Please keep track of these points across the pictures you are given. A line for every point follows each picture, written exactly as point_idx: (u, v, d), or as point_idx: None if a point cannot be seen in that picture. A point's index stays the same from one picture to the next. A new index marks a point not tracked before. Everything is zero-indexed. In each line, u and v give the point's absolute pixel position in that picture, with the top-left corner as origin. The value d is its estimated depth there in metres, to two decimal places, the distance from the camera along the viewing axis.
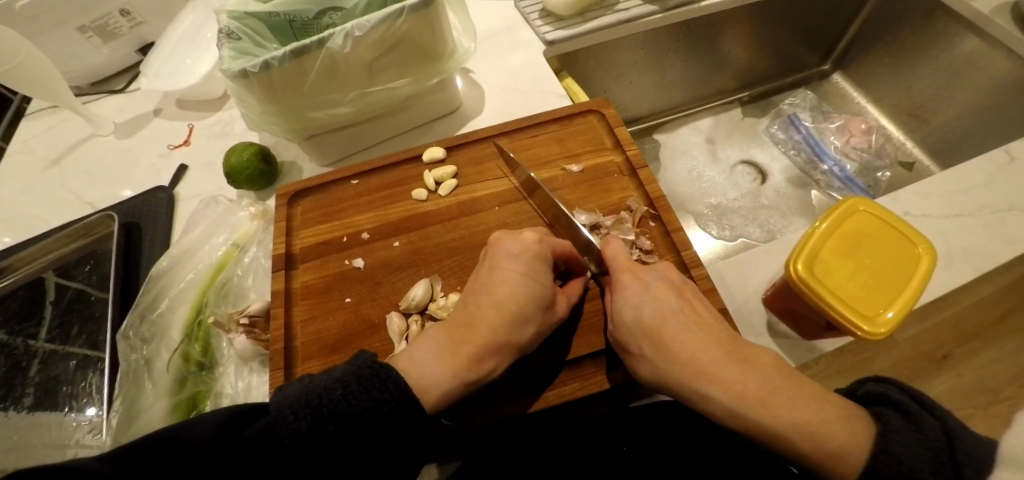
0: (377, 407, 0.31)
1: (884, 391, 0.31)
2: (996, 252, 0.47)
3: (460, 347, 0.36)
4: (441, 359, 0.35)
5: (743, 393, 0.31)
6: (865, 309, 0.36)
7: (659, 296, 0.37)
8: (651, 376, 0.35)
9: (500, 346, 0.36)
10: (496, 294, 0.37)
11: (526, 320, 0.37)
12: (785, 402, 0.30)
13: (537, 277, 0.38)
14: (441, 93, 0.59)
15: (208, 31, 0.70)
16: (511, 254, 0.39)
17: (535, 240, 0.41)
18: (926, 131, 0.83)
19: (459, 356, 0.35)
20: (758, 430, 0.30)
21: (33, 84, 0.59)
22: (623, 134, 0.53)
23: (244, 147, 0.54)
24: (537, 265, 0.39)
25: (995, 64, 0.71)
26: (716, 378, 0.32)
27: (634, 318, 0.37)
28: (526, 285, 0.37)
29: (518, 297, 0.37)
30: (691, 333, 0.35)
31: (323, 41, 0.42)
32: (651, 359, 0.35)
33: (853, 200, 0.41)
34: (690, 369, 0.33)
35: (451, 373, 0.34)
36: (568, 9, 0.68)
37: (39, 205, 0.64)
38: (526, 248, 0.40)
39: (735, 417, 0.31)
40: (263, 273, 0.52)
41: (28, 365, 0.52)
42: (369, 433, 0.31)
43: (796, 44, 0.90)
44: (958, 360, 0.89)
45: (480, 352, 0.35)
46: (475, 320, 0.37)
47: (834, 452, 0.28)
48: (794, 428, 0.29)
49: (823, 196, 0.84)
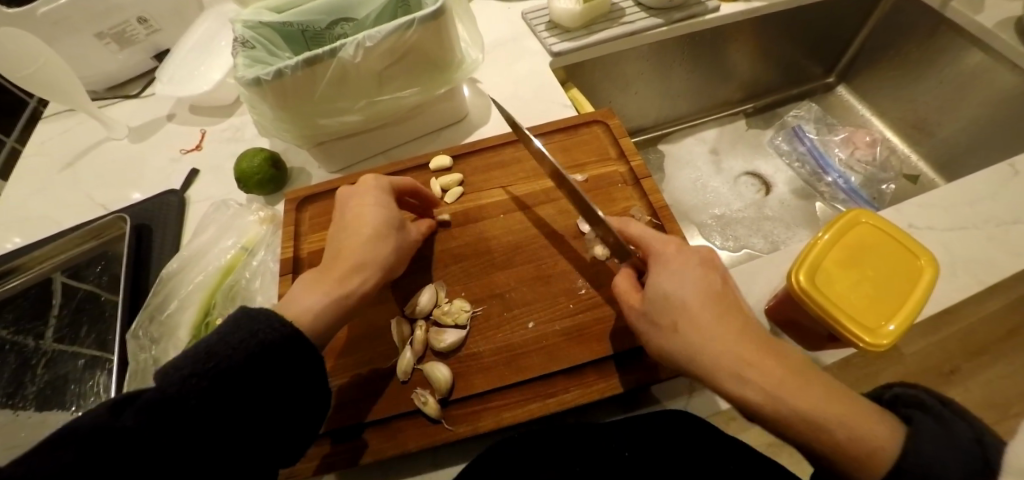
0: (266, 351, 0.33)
1: (912, 393, 0.30)
2: (1001, 265, 0.47)
3: (329, 278, 0.39)
4: (320, 295, 0.38)
5: (779, 381, 0.30)
6: (866, 320, 0.36)
7: (699, 276, 0.36)
8: (678, 353, 0.34)
9: (374, 263, 0.41)
10: (353, 226, 0.42)
11: (383, 239, 0.43)
12: (821, 394, 0.30)
13: (382, 205, 0.44)
14: (448, 102, 0.60)
15: (221, 39, 0.72)
16: (362, 193, 0.45)
17: (378, 179, 0.46)
18: (930, 143, 0.83)
19: (332, 284, 0.39)
20: (794, 422, 0.29)
21: (51, 89, 0.61)
22: (627, 144, 0.54)
23: (256, 152, 0.55)
24: (383, 195, 0.45)
25: (999, 78, 0.71)
26: (753, 363, 0.31)
27: (671, 296, 0.35)
28: (379, 212, 0.43)
29: (372, 224, 0.42)
30: (728, 318, 0.33)
31: (335, 52, 0.43)
32: (686, 334, 0.34)
33: (855, 212, 0.42)
34: (728, 351, 0.32)
35: (329, 298, 0.38)
36: (575, 20, 0.69)
37: (52, 206, 0.65)
38: (374, 186, 0.45)
39: (772, 403, 0.30)
40: (270, 276, 0.53)
41: (37, 363, 0.53)
42: (252, 384, 0.32)
43: (800, 57, 0.91)
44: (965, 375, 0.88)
45: (345, 272, 0.40)
46: (340, 253, 0.41)
47: (867, 452, 0.27)
48: (830, 420, 0.28)
49: (826, 208, 0.84)
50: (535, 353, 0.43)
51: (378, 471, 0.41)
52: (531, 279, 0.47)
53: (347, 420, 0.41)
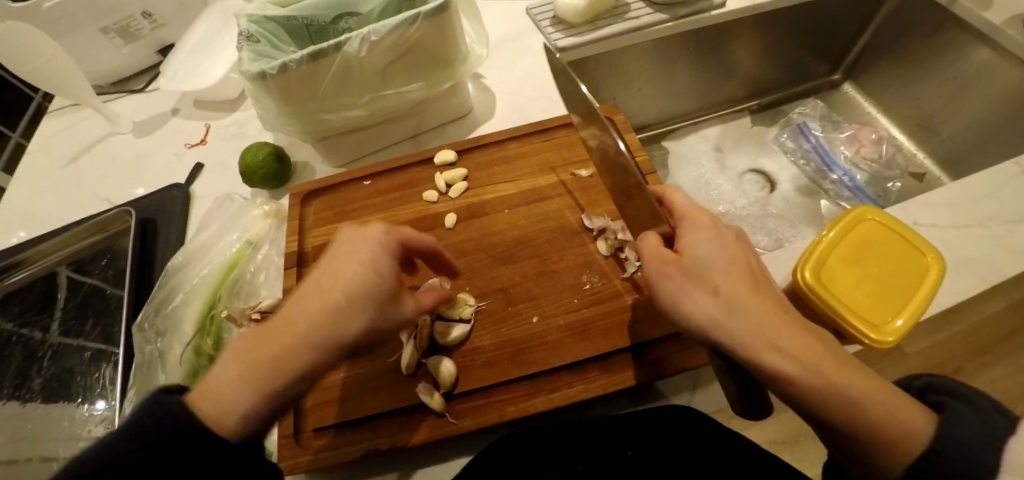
0: (181, 419, 0.24)
1: (945, 382, 0.27)
2: (1008, 263, 0.47)
3: (262, 352, 0.27)
4: (239, 372, 0.26)
5: (817, 351, 0.27)
6: (872, 317, 0.35)
7: (735, 247, 0.33)
8: (714, 317, 0.30)
9: (333, 342, 0.28)
10: (324, 283, 0.30)
11: (357, 312, 0.29)
12: (858, 373, 0.26)
13: (377, 267, 0.32)
14: (452, 97, 0.60)
15: (226, 34, 0.72)
16: (353, 243, 0.33)
17: (383, 232, 0.34)
18: (937, 141, 0.83)
19: (263, 359, 0.26)
20: (831, 398, 0.25)
21: (56, 83, 0.61)
22: (632, 141, 0.54)
23: (260, 146, 0.56)
24: (384, 257, 0.33)
25: (1007, 75, 0.70)
26: (793, 332, 0.28)
27: (711, 258, 0.32)
28: (359, 274, 0.30)
29: (349, 288, 0.30)
30: (767, 290, 0.30)
31: (340, 46, 0.43)
32: (727, 298, 0.30)
33: (862, 209, 0.41)
34: (772, 320, 0.28)
35: (253, 383, 0.26)
36: (579, 16, 0.69)
37: (57, 201, 0.65)
38: (372, 238, 0.33)
39: (810, 374, 0.26)
40: (274, 271, 0.54)
41: (43, 356, 0.53)
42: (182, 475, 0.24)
43: (806, 53, 0.90)
44: (970, 375, 0.88)
45: (287, 352, 0.27)
46: (289, 317, 0.28)
47: (901, 434, 0.24)
48: (867, 394, 0.25)
49: (831, 206, 0.84)
50: (540, 347, 0.43)
51: (381, 464, 0.41)
52: (534, 274, 0.47)
53: (351, 414, 0.41)
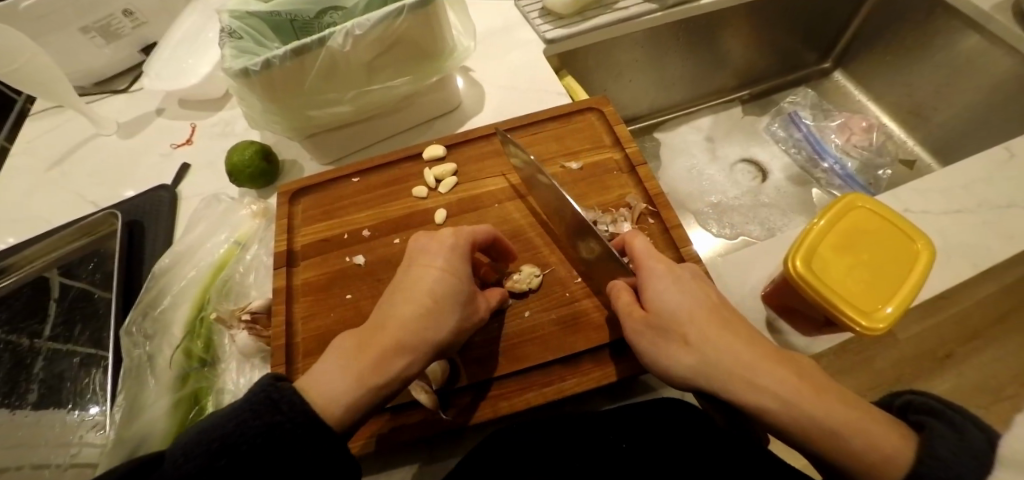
0: (297, 401, 0.29)
1: (925, 401, 0.30)
2: (997, 248, 0.47)
3: (366, 348, 0.33)
4: (344, 366, 0.32)
5: (797, 384, 0.30)
6: (863, 304, 0.36)
7: (696, 289, 0.36)
8: (693, 368, 0.33)
9: (422, 344, 0.34)
10: (410, 291, 0.36)
11: (440, 316, 0.35)
12: (835, 399, 0.30)
13: (452, 272, 0.37)
14: (440, 92, 0.59)
15: (210, 31, 0.71)
16: (428, 251, 0.39)
17: (454, 235, 0.40)
18: (927, 129, 0.83)
19: (365, 357, 0.33)
20: (808, 424, 0.29)
21: (37, 85, 0.60)
22: (623, 132, 0.54)
23: (246, 145, 0.55)
24: (457, 261, 0.38)
25: (997, 62, 0.70)
26: (770, 369, 0.31)
27: (675, 307, 0.35)
28: (442, 282, 0.36)
29: (433, 293, 0.36)
30: (733, 328, 0.34)
31: (323, 41, 0.42)
32: (698, 347, 0.33)
33: (852, 197, 0.41)
34: (742, 362, 0.32)
35: (356, 379, 0.32)
36: (567, 7, 0.68)
37: (42, 204, 0.64)
38: (441, 244, 0.39)
39: (785, 408, 0.30)
40: (264, 271, 0.53)
41: (32, 363, 0.52)
42: (276, 461, 0.28)
43: (797, 42, 0.90)
44: (960, 359, 0.89)
45: (386, 352, 0.33)
46: (387, 321, 0.35)
47: (881, 457, 0.27)
48: (846, 423, 0.28)
49: (823, 194, 0.84)
50: (531, 343, 0.43)
51: (377, 462, 0.41)
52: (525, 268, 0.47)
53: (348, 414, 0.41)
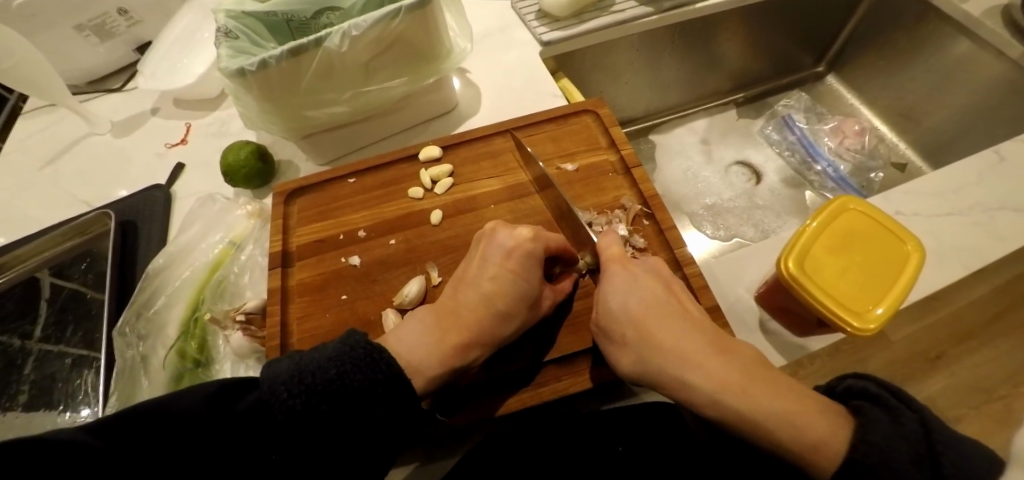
0: (392, 363, 0.33)
1: (863, 385, 0.31)
2: (986, 251, 0.48)
3: (448, 333, 0.38)
4: (427, 342, 0.37)
5: (725, 382, 0.31)
6: (854, 305, 0.36)
7: (646, 285, 0.39)
8: (635, 367, 0.36)
9: (476, 334, 0.38)
10: (469, 291, 0.39)
11: (511, 317, 0.39)
12: (769, 392, 0.30)
13: (525, 275, 0.39)
14: (436, 93, 0.59)
15: (204, 31, 0.71)
16: (501, 247, 0.40)
17: (530, 239, 0.40)
18: (918, 132, 0.84)
19: (447, 341, 0.37)
20: (742, 419, 0.30)
21: (31, 84, 0.59)
22: (618, 134, 0.54)
23: (242, 145, 0.55)
24: (529, 264, 0.40)
25: (987, 67, 0.72)
26: (702, 365, 0.33)
27: (624, 306, 0.38)
28: (515, 285, 0.39)
29: (502, 292, 0.39)
30: (677, 319, 0.36)
31: (320, 41, 0.42)
32: (635, 346, 0.36)
33: (843, 199, 0.42)
34: (674, 356, 0.34)
35: (438, 359, 0.36)
36: (565, 9, 0.68)
37: (36, 204, 0.64)
38: (519, 244, 0.40)
39: (718, 403, 0.31)
40: (259, 270, 0.52)
41: (23, 363, 0.52)
42: (361, 414, 0.31)
43: (791, 45, 0.91)
44: (951, 360, 0.90)
45: (464, 340, 0.37)
46: (460, 304, 0.39)
47: (815, 441, 0.28)
48: (775, 417, 0.29)
49: (816, 197, 0.85)
50: (522, 341, 0.42)
51: None
52: None
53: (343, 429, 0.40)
